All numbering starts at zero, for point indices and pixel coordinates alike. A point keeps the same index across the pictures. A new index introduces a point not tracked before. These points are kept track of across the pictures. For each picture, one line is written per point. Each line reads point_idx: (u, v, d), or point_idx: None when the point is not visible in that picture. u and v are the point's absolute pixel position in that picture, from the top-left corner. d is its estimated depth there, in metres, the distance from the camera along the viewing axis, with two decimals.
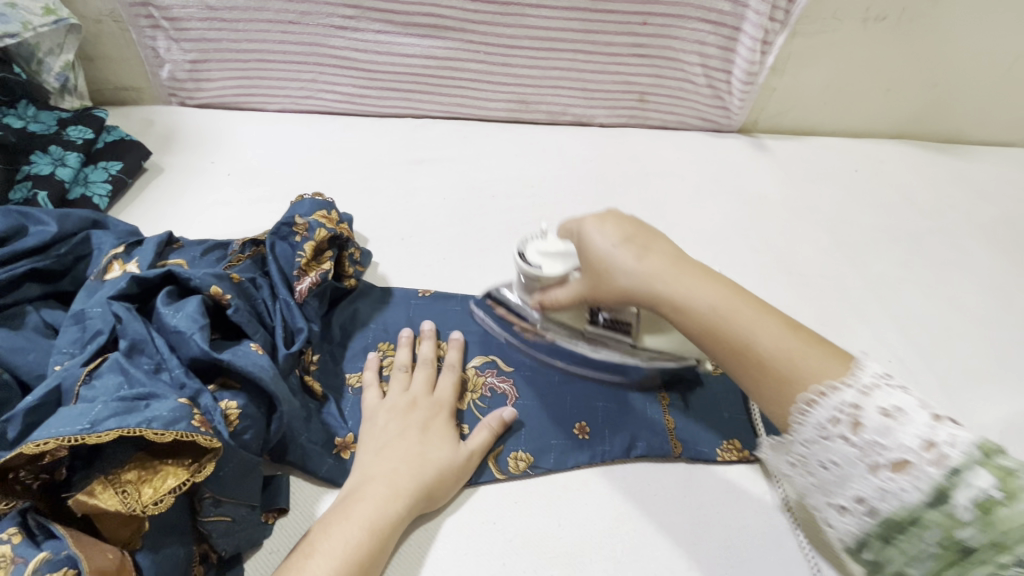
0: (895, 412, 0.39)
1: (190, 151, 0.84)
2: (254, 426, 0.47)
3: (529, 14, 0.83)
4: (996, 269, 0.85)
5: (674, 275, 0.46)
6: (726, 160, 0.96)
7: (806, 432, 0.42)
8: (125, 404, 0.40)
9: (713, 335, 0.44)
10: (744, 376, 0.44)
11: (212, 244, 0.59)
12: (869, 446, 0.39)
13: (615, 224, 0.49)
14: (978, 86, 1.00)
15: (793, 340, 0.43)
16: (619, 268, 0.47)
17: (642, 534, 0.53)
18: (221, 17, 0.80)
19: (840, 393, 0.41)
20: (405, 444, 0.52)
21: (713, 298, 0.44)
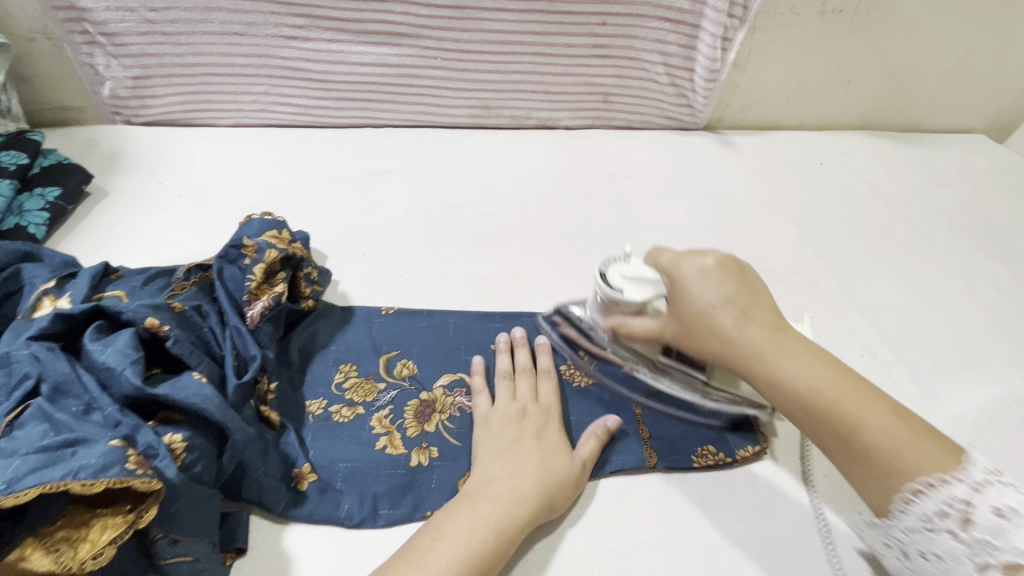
0: (1009, 513, 0.38)
1: (137, 172, 0.80)
2: (204, 459, 0.44)
3: (485, 17, 0.81)
4: (960, 255, 0.86)
5: (774, 347, 0.47)
6: (693, 158, 0.96)
7: (906, 520, 0.41)
8: (48, 456, 0.37)
9: (812, 411, 0.45)
10: (846, 458, 0.44)
11: (154, 273, 0.55)
12: (978, 542, 0.38)
13: (716, 279, 0.50)
14: (935, 74, 1.02)
15: (901, 427, 0.42)
16: (719, 329, 0.49)
17: (620, 551, 0.50)
18: (161, 31, 0.77)
19: (948, 487, 0.40)
20: (524, 452, 0.52)
21: (818, 376, 0.45)
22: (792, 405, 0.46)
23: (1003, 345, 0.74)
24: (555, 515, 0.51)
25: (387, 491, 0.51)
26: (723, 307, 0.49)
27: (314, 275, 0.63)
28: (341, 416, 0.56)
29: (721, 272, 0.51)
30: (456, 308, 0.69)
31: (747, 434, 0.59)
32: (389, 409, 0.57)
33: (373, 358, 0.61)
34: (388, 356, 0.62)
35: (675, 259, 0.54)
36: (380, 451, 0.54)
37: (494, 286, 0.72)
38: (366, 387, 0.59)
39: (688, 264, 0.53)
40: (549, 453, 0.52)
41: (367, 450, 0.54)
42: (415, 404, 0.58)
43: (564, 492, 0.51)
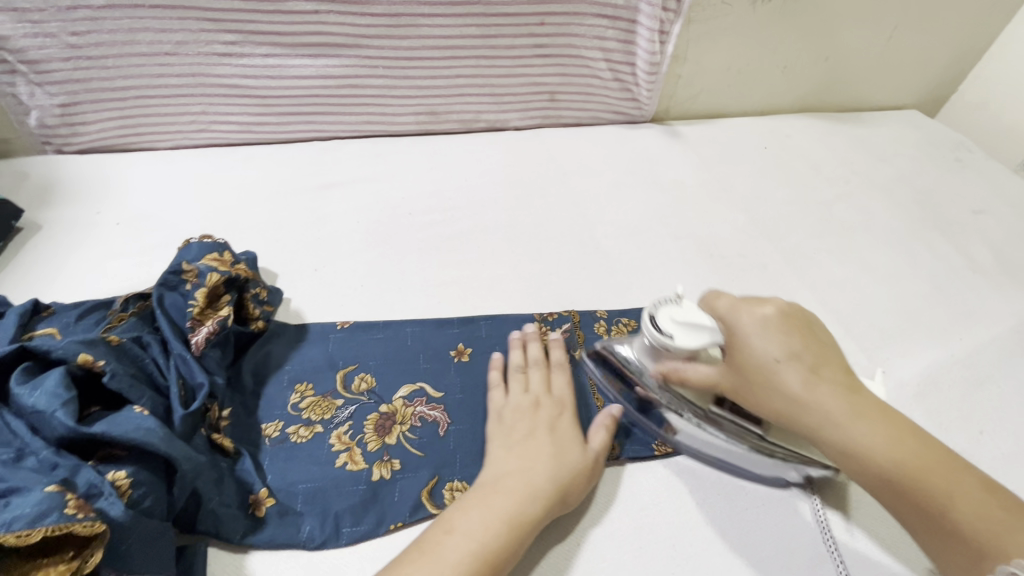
0: None
1: (71, 203, 0.77)
2: (154, 493, 0.42)
3: (423, 23, 0.81)
4: (899, 227, 0.89)
5: (850, 414, 0.44)
6: (642, 151, 0.98)
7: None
8: None
9: (897, 490, 0.42)
10: (928, 535, 0.41)
11: (89, 306, 0.53)
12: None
13: (781, 334, 0.47)
14: (865, 55, 1.06)
15: (995, 510, 0.40)
16: (789, 392, 0.46)
17: (585, 547, 0.51)
18: (86, 55, 0.74)
19: None
20: (540, 445, 0.53)
21: (899, 445, 0.42)
22: (874, 479, 0.43)
23: (943, 312, 0.77)
24: (572, 507, 0.52)
25: (349, 508, 0.51)
26: (790, 363, 0.46)
27: (262, 295, 0.62)
28: (299, 437, 0.55)
29: (786, 325, 0.47)
30: (413, 317, 0.68)
31: None
32: (348, 425, 0.56)
33: (329, 375, 0.60)
34: (345, 371, 0.61)
35: (734, 305, 0.50)
36: (340, 468, 0.53)
37: (451, 292, 0.72)
38: (323, 404, 0.58)
39: (749, 312, 0.49)
40: (559, 446, 0.53)
41: (326, 468, 0.53)
42: (375, 418, 0.57)
43: (579, 485, 0.52)
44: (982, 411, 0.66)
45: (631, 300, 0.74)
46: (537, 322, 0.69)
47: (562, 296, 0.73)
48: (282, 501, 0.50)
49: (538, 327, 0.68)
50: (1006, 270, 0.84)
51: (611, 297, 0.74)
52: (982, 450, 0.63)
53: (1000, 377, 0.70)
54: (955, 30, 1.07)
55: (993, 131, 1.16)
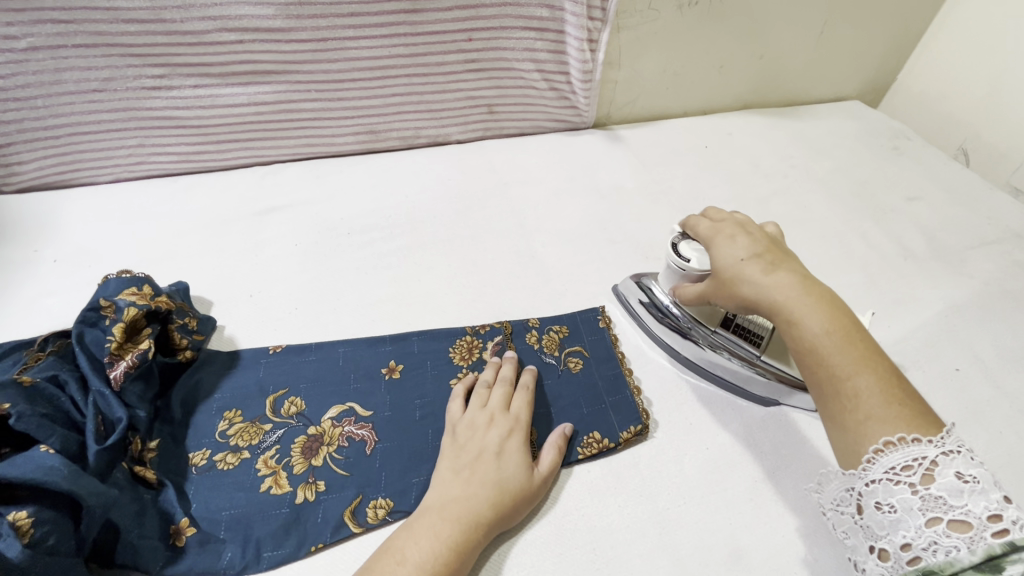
0: (970, 480, 0.41)
1: (9, 242, 0.78)
2: (59, 529, 0.43)
3: (350, 45, 0.82)
4: (835, 218, 0.91)
5: (797, 297, 0.51)
6: (583, 157, 0.99)
7: (871, 471, 0.44)
8: None
9: (817, 356, 0.49)
10: (829, 400, 0.48)
11: (7, 348, 0.54)
12: (932, 497, 0.41)
13: (750, 242, 0.58)
14: (800, 50, 1.08)
15: (894, 388, 0.46)
16: (746, 277, 0.55)
17: (506, 555, 0.52)
18: (14, 97, 0.75)
19: (922, 446, 0.42)
20: (484, 468, 0.54)
21: (828, 322, 0.49)
22: (798, 346, 0.50)
23: (874, 300, 0.79)
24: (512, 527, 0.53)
25: (271, 534, 0.51)
26: (751, 260, 0.55)
27: (191, 324, 0.63)
28: (226, 463, 0.56)
29: (755, 239, 0.58)
30: (346, 337, 0.69)
31: (631, 414, 0.63)
32: (275, 449, 0.57)
33: (259, 401, 0.61)
34: (274, 396, 0.61)
35: (717, 228, 0.62)
36: (265, 493, 0.54)
37: (387, 309, 0.73)
38: (252, 430, 0.58)
39: (725, 234, 0.60)
40: (502, 463, 0.54)
41: (251, 494, 0.54)
42: (302, 441, 0.58)
43: (516, 508, 0.53)
44: None
45: (564, 307, 0.75)
46: (469, 335, 0.69)
47: (497, 308, 0.74)
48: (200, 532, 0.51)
49: (470, 339, 0.69)
50: (937, 255, 0.86)
51: (545, 305, 0.75)
52: None
53: (925, 362, 0.71)
54: (887, 21, 1.09)
55: (933, 116, 1.17)
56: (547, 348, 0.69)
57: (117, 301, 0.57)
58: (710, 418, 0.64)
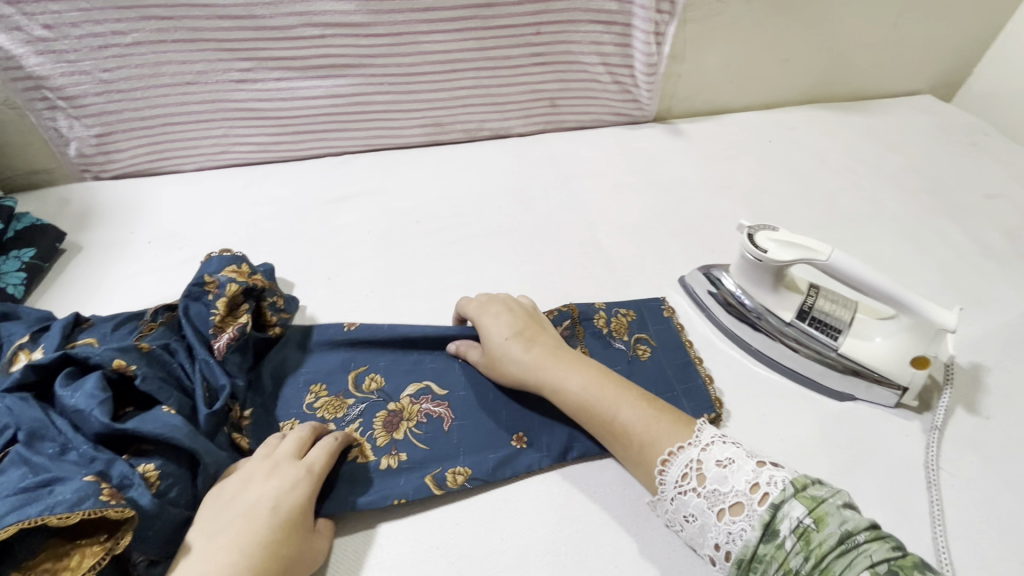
0: (727, 462, 0.48)
1: (107, 224, 0.83)
2: (179, 483, 0.48)
3: (423, 39, 0.85)
4: (908, 214, 0.88)
5: (554, 363, 0.60)
6: (644, 150, 0.99)
7: (668, 489, 0.50)
8: (28, 495, 0.41)
9: (587, 409, 0.56)
10: (612, 440, 0.55)
11: (123, 318, 0.59)
12: (710, 493, 0.48)
13: (507, 319, 0.64)
14: (870, 43, 1.05)
15: (649, 411, 0.55)
16: (512, 355, 0.60)
17: (585, 533, 0.54)
18: (117, 88, 0.80)
19: (686, 452, 0.50)
20: (244, 527, 0.46)
21: (584, 376, 0.58)
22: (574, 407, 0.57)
23: (951, 298, 0.76)
24: None
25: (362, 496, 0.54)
26: (514, 340, 0.61)
27: (280, 303, 0.66)
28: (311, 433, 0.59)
29: (510, 315, 0.64)
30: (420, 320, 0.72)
31: (703, 402, 0.63)
32: (358, 422, 0.60)
33: (342, 376, 0.64)
34: (356, 372, 0.64)
35: (480, 307, 0.66)
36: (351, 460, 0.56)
37: (457, 295, 0.75)
38: (336, 403, 0.61)
39: (487, 314, 0.65)
40: (248, 528, 0.46)
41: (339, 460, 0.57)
42: (384, 414, 0.60)
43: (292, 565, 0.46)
44: (991, 397, 0.65)
45: (630, 298, 0.76)
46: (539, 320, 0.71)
47: (564, 297, 0.76)
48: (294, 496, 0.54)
49: None
50: (1018, 254, 0.82)
51: (612, 295, 0.76)
52: (990, 436, 0.62)
53: (1009, 363, 0.69)
54: (964, 12, 1.05)
55: (1011, 111, 1.12)
56: (616, 334, 0.69)
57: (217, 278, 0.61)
58: (784, 410, 0.64)
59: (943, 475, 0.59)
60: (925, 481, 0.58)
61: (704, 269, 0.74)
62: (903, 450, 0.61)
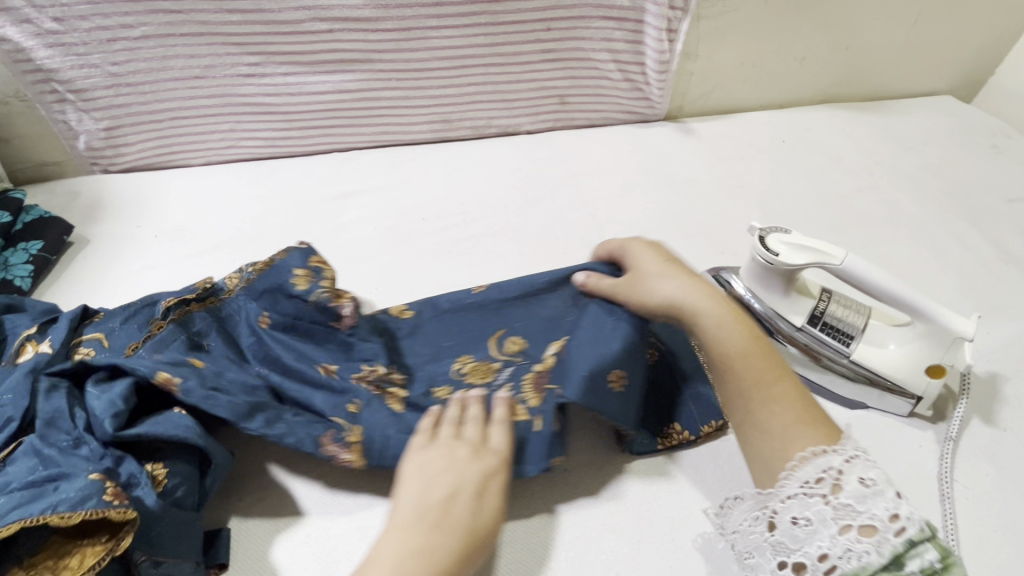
0: (869, 484, 0.44)
1: (114, 217, 0.84)
2: (186, 483, 0.48)
3: (433, 35, 0.84)
4: (926, 217, 0.86)
5: (720, 303, 0.55)
6: (655, 149, 0.97)
7: (789, 486, 0.46)
8: (32, 491, 0.43)
9: (746, 364, 0.52)
10: (761, 405, 0.51)
11: (133, 313, 0.59)
12: (842, 506, 0.44)
13: (658, 250, 0.60)
14: (889, 41, 1.02)
15: (803, 394, 0.51)
16: (666, 278, 0.57)
17: (586, 540, 0.53)
18: (126, 82, 0.80)
19: (827, 457, 0.46)
20: (455, 510, 0.46)
21: (748, 330, 0.54)
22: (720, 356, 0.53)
23: (968, 304, 0.74)
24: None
25: None
26: (672, 264, 0.58)
27: None
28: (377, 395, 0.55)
29: (662, 245, 0.61)
30: None
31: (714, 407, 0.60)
32: (508, 387, 0.56)
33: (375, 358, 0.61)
34: (495, 336, 0.59)
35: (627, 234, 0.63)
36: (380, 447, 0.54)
37: None
38: (484, 368, 0.57)
39: (638, 240, 0.62)
40: (449, 504, 0.46)
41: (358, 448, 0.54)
42: (530, 377, 0.56)
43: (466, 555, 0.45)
44: (1008, 408, 0.64)
45: None
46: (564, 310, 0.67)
47: None
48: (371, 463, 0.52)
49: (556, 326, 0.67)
50: None
51: None
52: (1007, 447, 0.60)
53: None
54: (988, 11, 1.03)
55: None
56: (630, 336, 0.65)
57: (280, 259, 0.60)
58: None
59: (958, 488, 0.57)
60: (937, 493, 0.57)
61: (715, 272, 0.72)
62: (915, 461, 0.59)
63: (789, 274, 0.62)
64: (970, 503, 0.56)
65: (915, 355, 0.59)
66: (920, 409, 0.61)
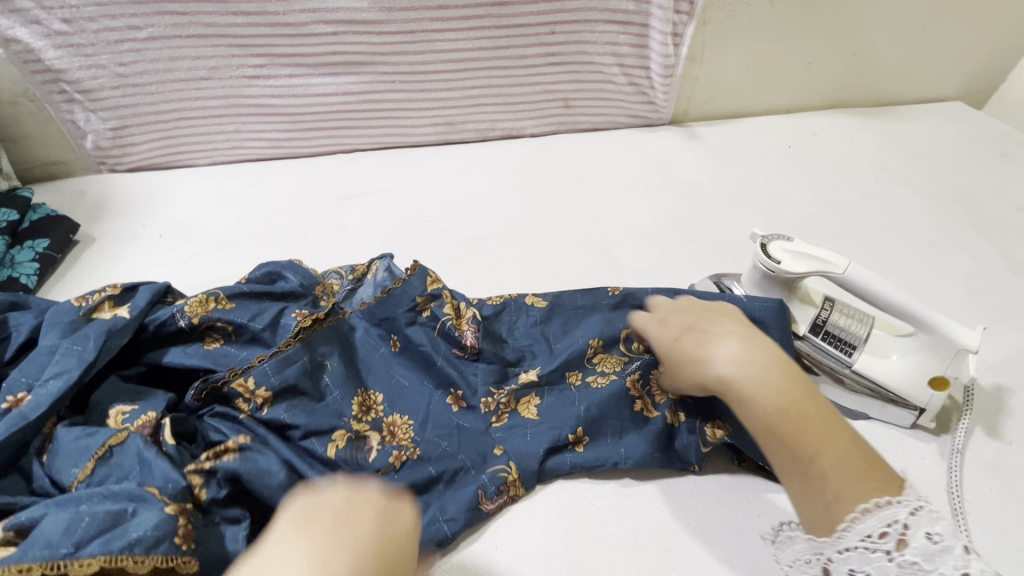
0: (939, 540, 0.41)
1: (120, 217, 0.85)
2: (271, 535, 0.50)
3: (437, 37, 0.84)
4: (934, 227, 0.85)
5: (747, 369, 0.50)
6: (659, 154, 0.97)
7: (847, 537, 0.43)
8: (113, 518, 0.42)
9: (777, 435, 0.47)
10: (793, 475, 0.47)
11: (259, 310, 0.59)
12: (907, 563, 0.40)
13: (676, 320, 0.59)
14: (898, 47, 1.01)
15: (856, 457, 0.45)
16: (684, 354, 0.55)
17: (580, 547, 0.53)
18: (133, 82, 0.81)
19: (891, 509, 0.42)
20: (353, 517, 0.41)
21: (785, 393, 0.48)
22: (757, 422, 0.49)
23: (975, 315, 0.73)
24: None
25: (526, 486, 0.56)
26: (685, 336, 0.56)
27: None
28: (502, 420, 0.59)
29: (678, 316, 0.59)
30: None
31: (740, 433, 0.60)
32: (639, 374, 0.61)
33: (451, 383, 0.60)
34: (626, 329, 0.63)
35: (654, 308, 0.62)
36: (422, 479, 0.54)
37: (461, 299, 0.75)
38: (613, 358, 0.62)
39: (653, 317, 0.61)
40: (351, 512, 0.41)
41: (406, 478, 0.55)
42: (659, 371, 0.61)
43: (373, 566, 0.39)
44: (1015, 421, 0.62)
45: None
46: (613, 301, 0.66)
47: None
48: (529, 489, 0.57)
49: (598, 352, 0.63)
50: None
51: None
52: (1013, 462, 0.59)
53: None
54: (1000, 16, 1.01)
55: None
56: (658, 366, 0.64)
57: (381, 275, 0.66)
58: None
59: (963, 504, 0.56)
60: (943, 508, 0.56)
61: (715, 276, 0.71)
62: (919, 474, 0.58)
63: (789, 282, 0.62)
64: (976, 520, 0.55)
65: (918, 365, 0.58)
66: (925, 420, 0.60)
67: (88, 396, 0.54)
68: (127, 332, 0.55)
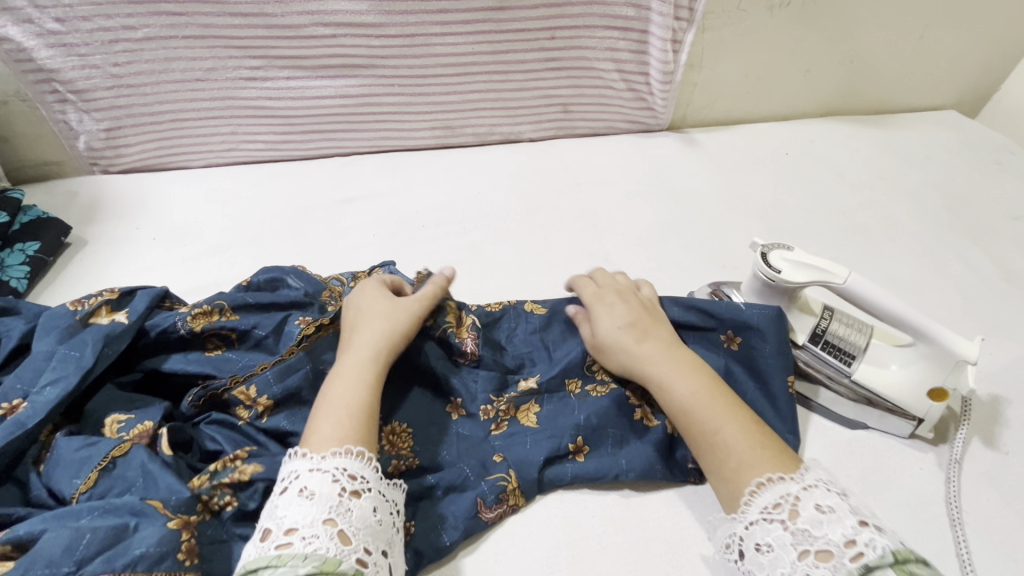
0: (828, 510, 0.43)
1: (113, 218, 0.83)
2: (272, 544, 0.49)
3: (436, 40, 0.83)
4: (930, 235, 0.86)
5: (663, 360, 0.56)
6: (658, 160, 0.97)
7: (749, 512, 0.46)
8: (115, 533, 0.41)
9: (687, 418, 0.52)
10: (705, 452, 0.51)
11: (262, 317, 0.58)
12: (799, 531, 0.43)
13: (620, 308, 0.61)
14: (894, 55, 1.02)
15: (755, 433, 0.50)
16: (619, 345, 0.58)
17: (580, 558, 0.53)
18: (127, 83, 0.80)
19: (783, 483, 0.46)
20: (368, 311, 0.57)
21: (692, 380, 0.54)
22: (672, 407, 0.54)
23: (971, 324, 0.74)
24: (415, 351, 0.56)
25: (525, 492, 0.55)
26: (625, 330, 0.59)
27: None
28: (501, 428, 0.59)
29: (620, 306, 0.61)
30: None
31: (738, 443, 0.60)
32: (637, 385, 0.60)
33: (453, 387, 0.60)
34: None
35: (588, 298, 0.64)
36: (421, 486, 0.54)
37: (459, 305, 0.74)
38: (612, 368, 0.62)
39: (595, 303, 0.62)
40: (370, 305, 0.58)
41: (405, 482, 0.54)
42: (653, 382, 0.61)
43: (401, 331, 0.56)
44: (1011, 431, 0.63)
45: None
46: None
47: None
48: (529, 499, 0.56)
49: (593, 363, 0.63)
50: None
51: None
52: (1009, 471, 0.60)
53: None
54: (994, 26, 1.02)
55: None
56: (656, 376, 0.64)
57: None
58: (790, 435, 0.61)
59: (961, 513, 0.56)
60: (940, 517, 0.56)
61: (716, 284, 0.72)
62: (917, 483, 0.58)
63: (790, 292, 0.62)
64: (973, 529, 0.56)
65: (917, 374, 0.59)
66: (923, 429, 0.60)
67: (83, 404, 0.53)
68: (124, 338, 0.55)
